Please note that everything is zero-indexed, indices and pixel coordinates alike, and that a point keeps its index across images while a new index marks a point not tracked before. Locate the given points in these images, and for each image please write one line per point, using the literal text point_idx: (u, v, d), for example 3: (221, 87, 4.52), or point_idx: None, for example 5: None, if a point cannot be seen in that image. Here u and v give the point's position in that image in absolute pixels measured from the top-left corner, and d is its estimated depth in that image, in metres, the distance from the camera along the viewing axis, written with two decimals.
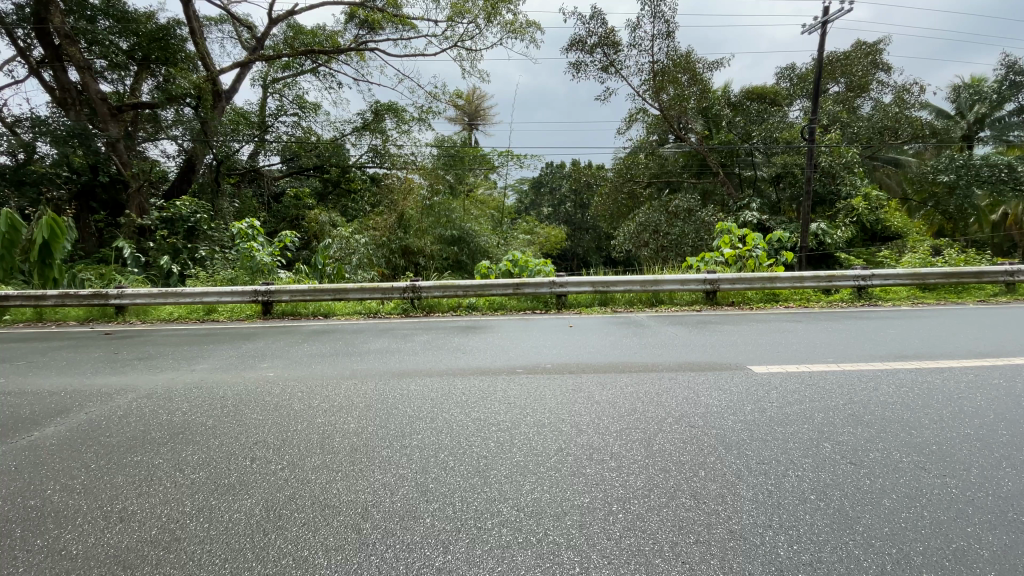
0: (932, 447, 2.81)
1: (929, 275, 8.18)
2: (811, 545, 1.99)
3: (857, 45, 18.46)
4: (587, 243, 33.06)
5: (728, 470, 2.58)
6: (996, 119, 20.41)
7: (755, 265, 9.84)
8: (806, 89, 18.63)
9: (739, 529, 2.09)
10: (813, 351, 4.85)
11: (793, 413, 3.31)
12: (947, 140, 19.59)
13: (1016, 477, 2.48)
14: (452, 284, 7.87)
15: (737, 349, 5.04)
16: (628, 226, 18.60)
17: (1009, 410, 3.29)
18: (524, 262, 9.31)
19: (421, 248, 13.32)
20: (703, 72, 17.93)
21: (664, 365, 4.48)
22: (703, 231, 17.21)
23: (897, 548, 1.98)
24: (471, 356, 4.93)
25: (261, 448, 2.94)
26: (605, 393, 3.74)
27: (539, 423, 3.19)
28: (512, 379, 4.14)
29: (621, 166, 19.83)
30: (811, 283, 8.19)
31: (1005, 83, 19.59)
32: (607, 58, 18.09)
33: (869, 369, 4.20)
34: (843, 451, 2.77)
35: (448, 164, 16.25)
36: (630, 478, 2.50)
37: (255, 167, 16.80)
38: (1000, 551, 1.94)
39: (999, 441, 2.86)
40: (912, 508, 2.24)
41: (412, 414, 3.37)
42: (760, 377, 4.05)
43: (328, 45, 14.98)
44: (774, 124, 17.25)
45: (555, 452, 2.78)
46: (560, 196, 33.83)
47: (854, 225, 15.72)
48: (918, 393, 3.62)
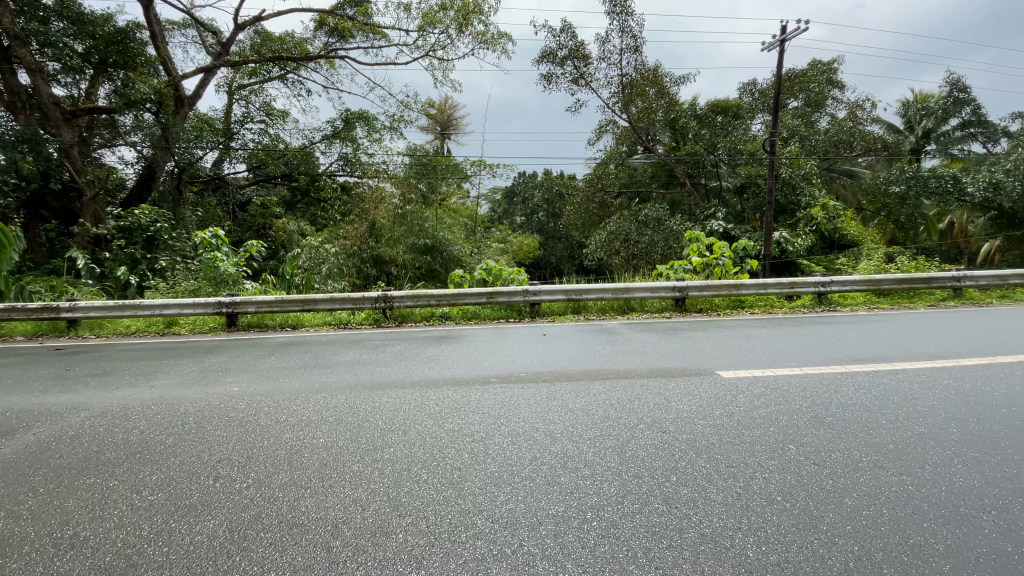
0: (890, 446, 2.92)
1: (883, 281, 8.58)
2: (778, 545, 2.05)
3: (814, 63, 19.27)
4: (561, 252, 33.21)
5: (700, 474, 2.62)
6: (941, 133, 21.78)
7: (722, 273, 10.11)
8: (767, 103, 19.17)
9: (709, 533, 2.13)
10: (777, 356, 5.01)
11: (759, 416, 3.40)
12: (898, 153, 20.69)
13: (968, 473, 2.60)
14: (424, 293, 7.81)
15: (705, 354, 5.16)
16: (600, 234, 18.84)
17: (959, 409, 3.46)
18: (499, 270, 9.29)
19: (394, 257, 13.15)
20: (670, 86, 18.46)
21: (636, 371, 4.55)
22: (672, 240, 17.57)
23: (860, 546, 2.04)
24: (445, 367, 4.89)
25: (224, 466, 2.84)
26: (579, 401, 3.76)
27: (513, 433, 3.18)
28: (487, 389, 4.12)
29: (592, 176, 20.13)
30: (775, 290, 8.44)
31: (950, 99, 20.73)
32: (577, 71, 18.42)
33: (830, 372, 4.37)
34: (808, 453, 2.86)
35: (420, 173, 16.40)
36: (605, 486, 2.51)
37: (220, 174, 16.38)
38: (955, 545, 2.03)
39: (952, 439, 3.00)
40: (873, 507, 2.32)
41: (384, 427, 3.31)
42: (729, 383, 4.12)
43: (297, 52, 14.76)
44: (737, 137, 17.95)
45: (530, 461, 2.78)
46: (533, 206, 34.01)
47: (813, 234, 16.39)
48: (875, 395, 3.79)
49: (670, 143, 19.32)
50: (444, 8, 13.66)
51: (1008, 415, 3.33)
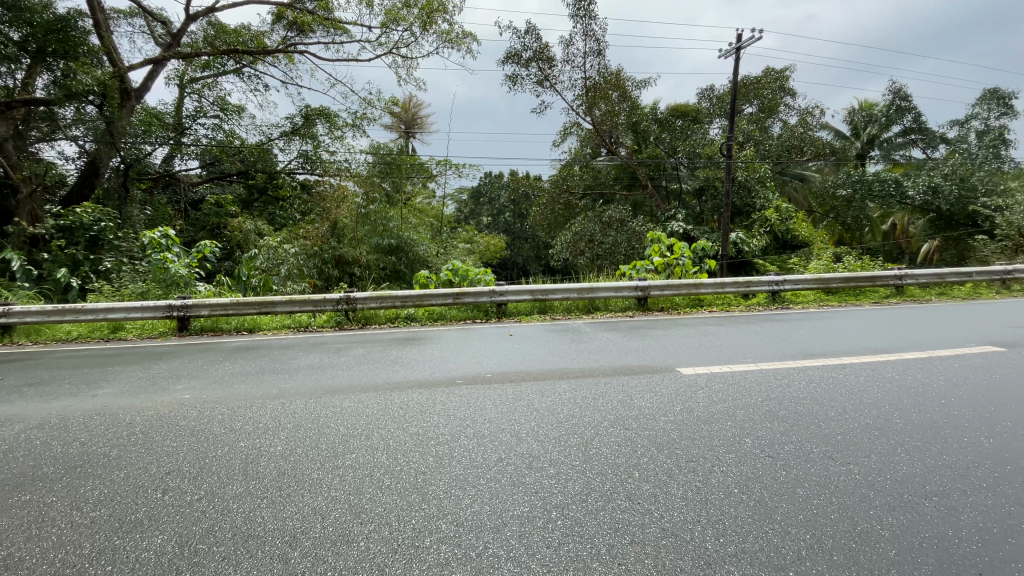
0: (838, 437, 3.07)
1: (832, 279, 9.02)
2: (735, 536, 2.11)
3: (768, 71, 20.07)
4: (527, 252, 33.36)
5: (661, 470, 2.68)
6: (884, 139, 22.96)
7: (683, 273, 10.39)
8: (724, 109, 19.82)
9: (670, 527, 2.17)
10: (734, 352, 5.18)
11: (717, 411, 3.52)
12: (845, 158, 21.82)
13: (909, 461, 2.76)
14: (388, 294, 7.67)
15: (667, 352, 5.29)
16: (565, 235, 19.02)
17: (901, 400, 3.68)
18: (465, 270, 9.24)
19: (357, 257, 12.86)
20: (632, 90, 18.84)
21: (600, 369, 4.61)
22: (635, 240, 17.93)
23: (811, 534, 2.13)
24: (410, 369, 4.82)
25: (174, 477, 2.70)
26: (544, 400, 3.78)
27: (479, 435, 3.16)
28: (452, 390, 4.08)
29: (557, 177, 20.31)
30: (732, 289, 8.76)
31: (893, 107, 22.27)
32: (541, 72, 18.55)
33: (784, 367, 4.56)
34: (763, 446, 2.97)
35: (384, 171, 16.02)
36: (569, 484, 2.53)
37: (171, 171, 15.63)
38: (898, 531, 2.14)
39: (894, 429, 3.18)
40: (823, 496, 2.43)
41: (346, 433, 3.23)
42: (689, 379, 4.23)
43: (253, 46, 14.22)
44: (696, 141, 18.51)
45: (495, 463, 2.77)
46: (499, 206, 33.99)
47: (767, 235, 17.08)
48: (825, 388, 3.98)
49: (632, 146, 19.72)
50: (408, 6, 13.48)
51: (946, 406, 3.56)
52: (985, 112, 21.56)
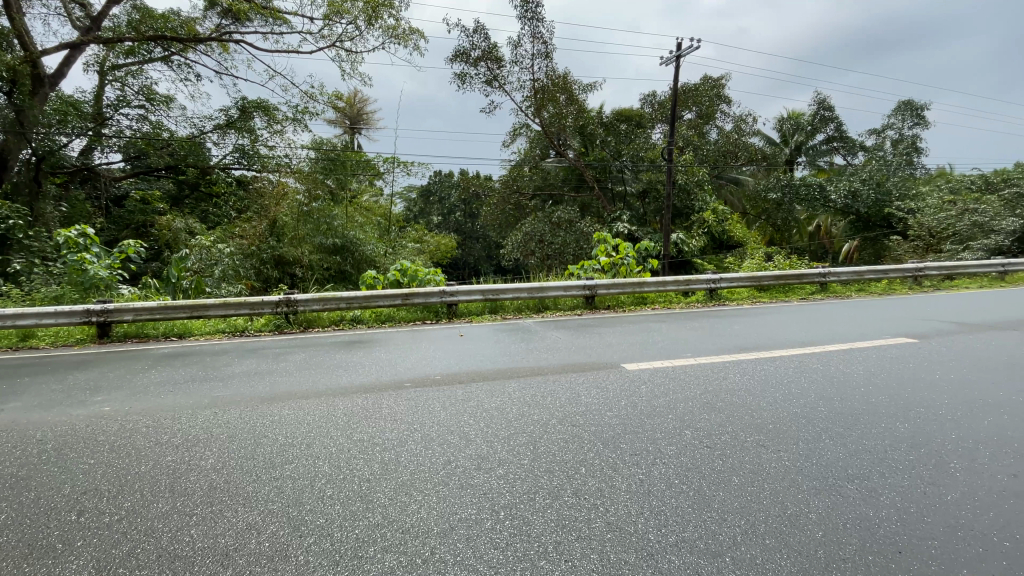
0: (769, 426, 3.26)
1: (764, 277, 9.60)
2: (676, 526, 2.19)
3: (706, 79, 21.04)
4: (478, 252, 33.30)
5: (605, 464, 2.75)
6: (810, 146, 24.51)
7: (628, 272, 10.73)
8: (665, 114, 20.60)
9: (615, 521, 2.23)
10: (675, 348, 5.40)
11: (660, 405, 3.65)
12: (775, 164, 23.28)
13: (833, 446, 2.97)
14: (332, 296, 7.42)
15: (613, 349, 5.44)
16: (515, 235, 19.13)
17: (824, 389, 3.96)
18: (414, 270, 9.08)
19: (298, 257, 12.40)
20: (579, 93, 19.23)
21: (549, 368, 4.67)
22: (583, 241, 18.33)
23: (746, 520, 2.25)
24: (356, 373, 4.68)
25: (92, 497, 2.48)
26: (494, 400, 3.78)
27: (426, 438, 3.11)
28: (400, 393, 4.00)
29: (507, 177, 20.38)
30: (673, 287, 9.13)
31: (817, 116, 23.98)
32: (490, 72, 18.56)
33: (721, 361, 4.79)
34: (701, 437, 3.10)
35: (327, 168, 15.34)
36: (517, 483, 2.54)
37: (90, 164, 14.39)
38: (824, 513, 2.30)
39: (819, 417, 3.42)
40: (755, 483, 2.57)
41: (286, 442, 3.09)
42: (633, 375, 4.37)
43: (183, 32, 13.23)
44: (640, 145, 19.15)
45: (443, 466, 2.73)
46: (450, 205, 33.47)
47: (705, 236, 17.99)
48: (757, 379, 4.23)
49: (579, 148, 20.12)
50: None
51: (865, 394, 3.86)
52: (900, 122, 23.64)
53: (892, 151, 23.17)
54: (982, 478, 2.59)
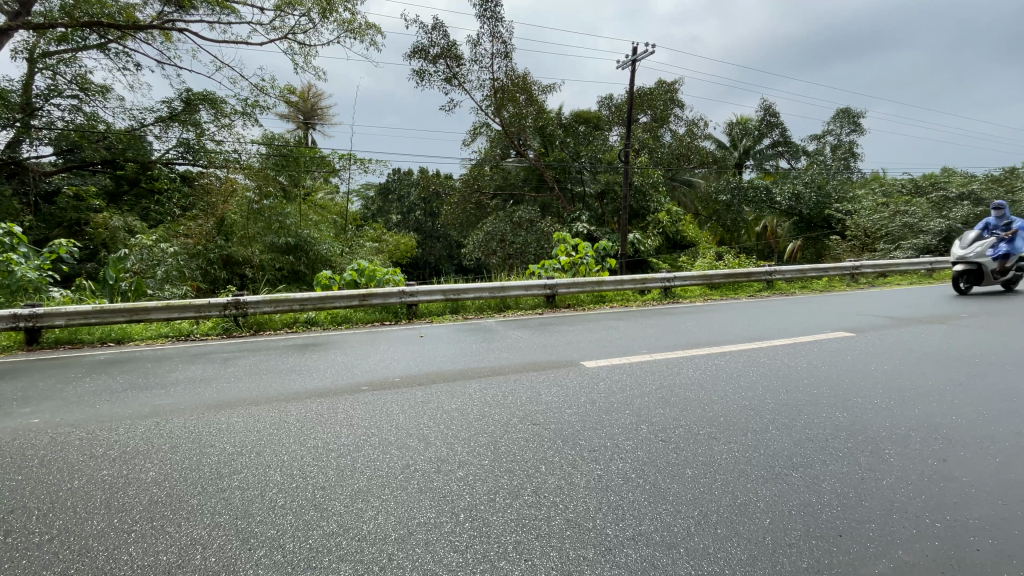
0: (720, 419, 3.39)
1: (715, 276, 9.99)
2: (633, 520, 2.24)
3: (660, 83, 21.66)
4: (439, 252, 32.98)
5: (565, 462, 2.78)
6: (757, 151, 25.66)
7: (587, 271, 10.90)
8: (622, 117, 21.09)
9: (574, 517, 2.25)
10: (632, 345, 5.52)
11: (617, 401, 3.73)
12: (725, 167, 24.26)
13: (779, 437, 3.12)
14: (285, 297, 7.16)
15: (572, 347, 5.51)
16: (476, 234, 19.06)
17: (771, 382, 4.15)
18: (372, 270, 8.89)
19: (248, 257, 12.02)
20: (539, 94, 19.38)
21: (509, 367, 4.68)
22: (543, 241, 18.49)
23: (699, 511, 2.32)
24: (310, 377, 4.53)
25: (15, 518, 2.28)
26: (454, 401, 3.75)
27: (384, 442, 3.05)
28: (356, 397, 3.90)
29: (467, 177, 20.26)
30: (630, 285, 9.35)
31: (764, 122, 25.14)
32: (449, 70, 18.41)
33: (675, 357, 4.94)
34: (657, 431, 3.19)
35: (279, 164, 14.66)
36: (477, 485, 2.53)
37: (16, 158, 13.27)
38: (771, 501, 2.41)
39: (767, 409, 3.58)
40: (708, 474, 2.66)
41: (235, 451, 2.95)
42: (592, 372, 4.43)
43: (121, 19, 12.39)
44: (598, 146, 19.50)
45: (401, 470, 2.68)
46: (409, 203, 32.22)
47: (660, 236, 18.55)
48: (710, 374, 4.39)
49: (539, 149, 20.28)
50: None
51: (808, 385, 4.08)
52: (838, 128, 25.11)
53: (831, 156, 24.62)
54: (912, 462, 2.78)
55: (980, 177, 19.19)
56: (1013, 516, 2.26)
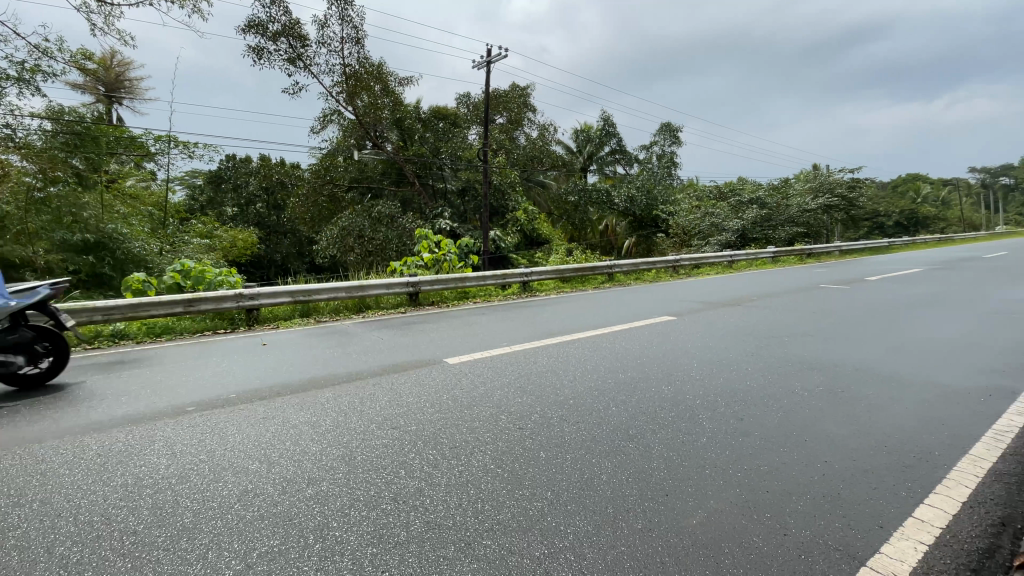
0: (570, 401, 3.67)
1: (566, 270, 10.78)
2: (492, 511, 2.30)
3: (514, 86, 22.57)
4: (288, 248, 30.13)
5: (425, 463, 2.74)
6: (600, 156, 28.24)
7: (450, 268, 10.92)
8: (479, 116, 21.54)
9: (434, 518, 2.24)
10: (493, 338, 5.69)
11: (478, 394, 3.81)
12: (573, 169, 26.27)
13: (618, 412, 3.48)
14: (81, 306, 5.88)
15: (434, 344, 5.48)
16: (331, 229, 17.84)
17: (614, 364, 4.63)
18: (200, 271, 7.77)
19: (28, 258, 9.79)
20: (395, 85, 18.81)
21: (367, 371, 4.47)
22: (405, 238, 18.07)
23: (551, 491, 2.48)
24: (120, 401, 3.79)
25: None
26: (304, 414, 3.45)
27: (220, 468, 2.69)
28: (182, 421, 3.37)
29: (318, 168, 18.88)
30: (492, 281, 9.60)
31: (604, 131, 27.76)
32: (293, 50, 16.85)
33: (531, 347, 5.22)
34: (515, 420, 3.32)
35: (74, 144, 11.87)
36: (330, 501, 2.36)
37: None
38: (613, 472, 2.68)
39: (609, 388, 3.98)
40: (560, 455, 2.86)
41: (6, 504, 2.34)
42: (455, 369, 4.45)
43: None
44: (456, 144, 19.66)
45: (241, 497, 2.40)
46: (248, 194, 28.75)
47: (518, 233, 19.44)
48: (562, 361, 4.72)
49: (397, 142, 19.74)
50: None
51: (643, 365, 4.62)
52: (663, 140, 28.83)
53: (657, 165, 28.21)
54: (718, 423, 3.32)
55: (763, 186, 23.75)
56: (789, 459, 2.83)
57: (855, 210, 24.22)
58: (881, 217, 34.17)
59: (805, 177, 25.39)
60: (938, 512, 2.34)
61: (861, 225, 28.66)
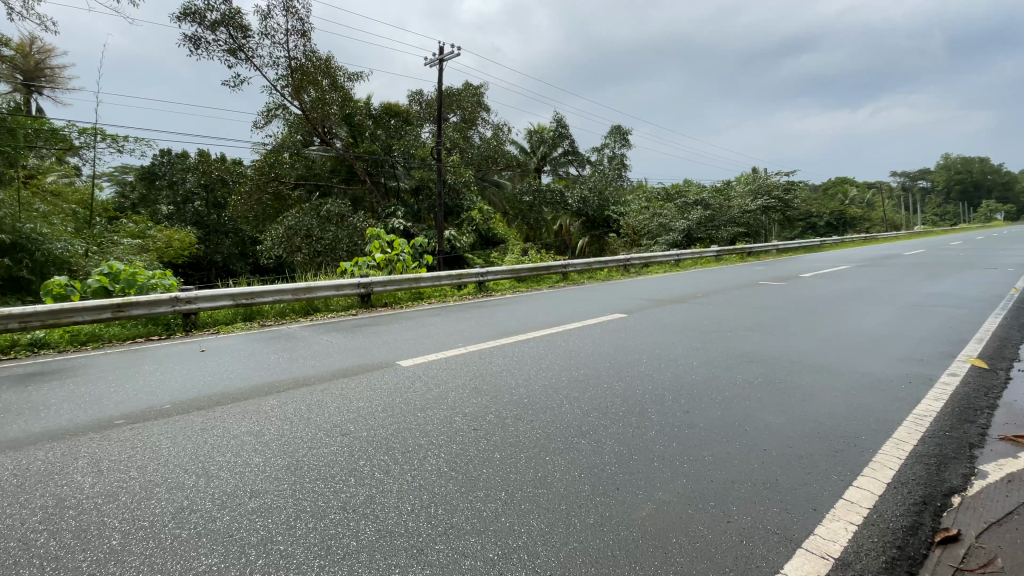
0: (525, 400, 3.69)
1: (521, 270, 10.84)
2: (445, 515, 2.27)
3: (467, 86, 22.45)
4: (230, 248, 28.61)
5: (376, 469, 2.67)
6: (553, 157, 28.59)
7: (403, 268, 10.74)
8: (432, 114, 21.28)
9: (386, 526, 2.19)
10: (447, 339, 5.63)
11: (432, 397, 3.75)
12: (527, 170, 26.46)
13: (572, 409, 3.53)
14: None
15: (387, 347, 5.37)
16: (276, 228, 17.09)
17: (567, 362, 4.69)
18: (130, 273, 7.23)
19: None
20: (344, 81, 18.27)
21: (316, 376, 4.32)
22: (356, 237, 17.60)
23: (505, 491, 2.48)
24: (37, 416, 3.48)
25: None
26: (247, 423, 3.29)
27: (152, 484, 2.52)
28: (109, 434, 3.13)
29: (261, 164, 17.96)
30: (447, 281, 9.52)
31: (557, 132, 28.13)
32: (234, 41, 16.04)
33: (486, 347, 5.21)
34: (469, 421, 3.30)
35: None
36: (274, 514, 2.26)
37: None
38: (565, 469, 2.70)
39: (563, 386, 4.03)
40: (514, 454, 2.86)
41: None
42: (408, 371, 4.37)
43: None
44: (409, 142, 19.34)
45: (175, 514, 2.25)
46: (185, 192, 27.10)
47: (473, 232, 19.35)
48: (517, 360, 4.73)
49: (347, 139, 19.23)
50: None
51: (596, 362, 4.71)
52: (614, 143, 29.54)
53: (608, 166, 28.88)
54: (667, 416, 3.43)
55: (707, 189, 24.81)
56: (732, 449, 2.96)
57: (790, 211, 25.74)
58: (813, 217, 36.51)
59: (746, 180, 26.73)
60: (865, 493, 2.51)
61: (795, 226, 30.50)
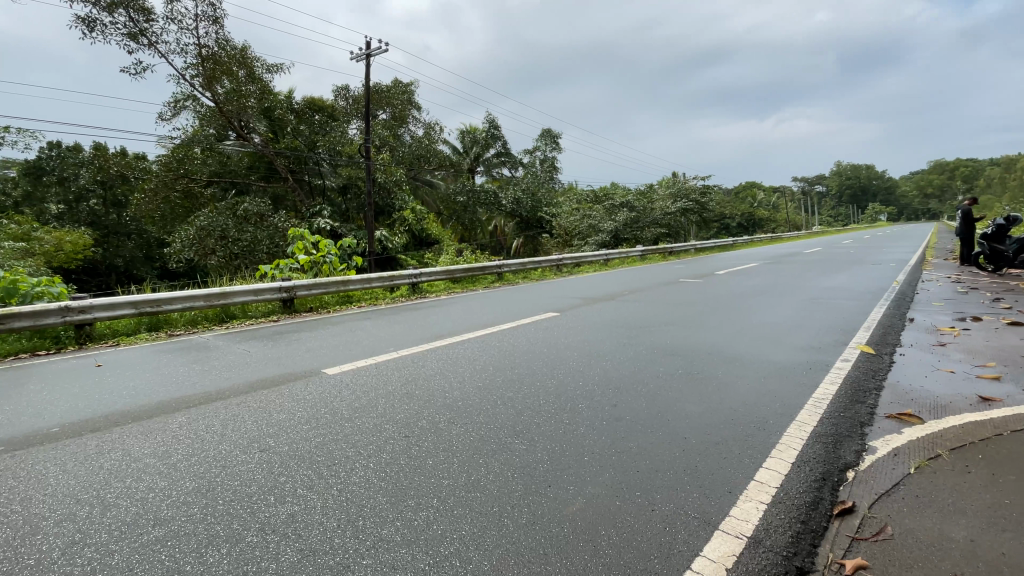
0: (458, 403, 3.65)
1: (456, 270, 10.73)
2: (374, 527, 2.19)
3: (397, 83, 21.92)
4: (133, 251, 26.01)
5: (300, 485, 2.53)
6: (486, 158, 28.63)
7: (330, 271, 10.29)
8: (360, 110, 20.58)
9: (310, 544, 2.07)
10: (378, 344, 5.46)
11: (361, 405, 3.61)
12: (460, 170, 26.30)
13: (504, 410, 3.54)
14: None
15: (312, 354, 5.11)
16: (186, 229, 15.75)
17: (500, 362, 4.70)
18: (8, 280, 6.34)
19: None
20: (262, 72, 17.20)
21: (232, 389, 4.02)
22: (278, 238, 16.64)
23: (437, 497, 2.44)
24: None
25: None
26: (150, 444, 3.00)
27: (33, 520, 2.22)
28: None
29: (168, 159, 16.40)
30: (377, 283, 9.23)
31: (489, 133, 28.20)
32: (133, 23, 14.60)
33: (418, 351, 5.10)
34: (400, 429, 3.21)
35: None
36: (183, 542, 2.07)
37: None
38: (498, 470, 2.71)
39: (495, 386, 4.04)
40: (446, 459, 2.82)
41: None
42: (336, 379, 4.18)
43: None
44: (335, 139, 18.58)
45: (63, 551, 2.00)
46: (77, 188, 24.29)
47: (406, 233, 18.93)
48: (450, 362, 4.68)
49: (266, 133, 18.19)
50: None
51: (528, 361, 4.76)
52: (545, 146, 30.09)
53: (540, 168, 29.37)
54: (596, 411, 3.53)
55: (633, 191, 25.94)
56: (657, 440, 3.10)
57: (707, 213, 27.54)
58: (727, 218, 39.33)
59: (668, 183, 28.25)
60: (774, 474, 2.72)
61: (712, 227, 32.68)
